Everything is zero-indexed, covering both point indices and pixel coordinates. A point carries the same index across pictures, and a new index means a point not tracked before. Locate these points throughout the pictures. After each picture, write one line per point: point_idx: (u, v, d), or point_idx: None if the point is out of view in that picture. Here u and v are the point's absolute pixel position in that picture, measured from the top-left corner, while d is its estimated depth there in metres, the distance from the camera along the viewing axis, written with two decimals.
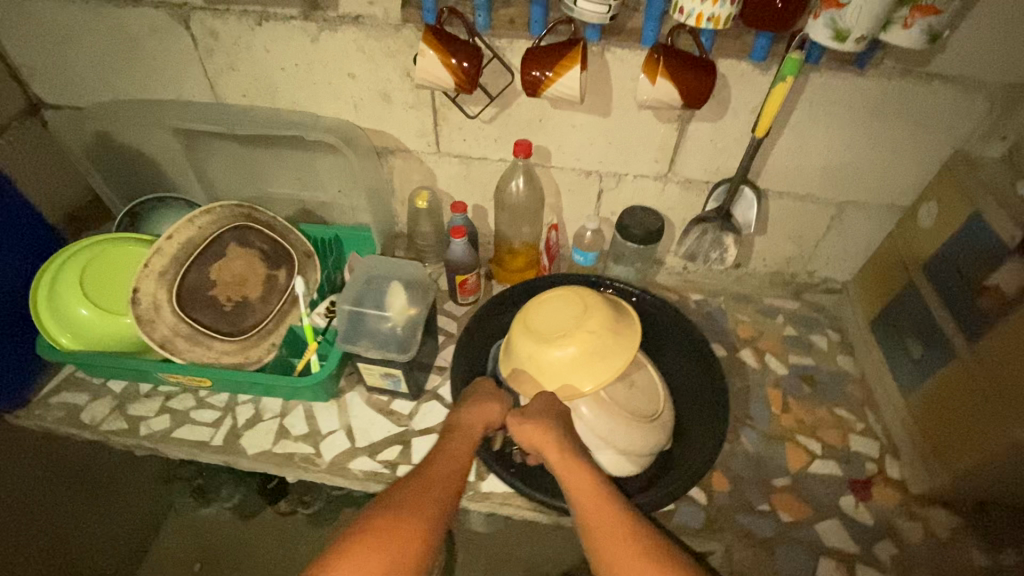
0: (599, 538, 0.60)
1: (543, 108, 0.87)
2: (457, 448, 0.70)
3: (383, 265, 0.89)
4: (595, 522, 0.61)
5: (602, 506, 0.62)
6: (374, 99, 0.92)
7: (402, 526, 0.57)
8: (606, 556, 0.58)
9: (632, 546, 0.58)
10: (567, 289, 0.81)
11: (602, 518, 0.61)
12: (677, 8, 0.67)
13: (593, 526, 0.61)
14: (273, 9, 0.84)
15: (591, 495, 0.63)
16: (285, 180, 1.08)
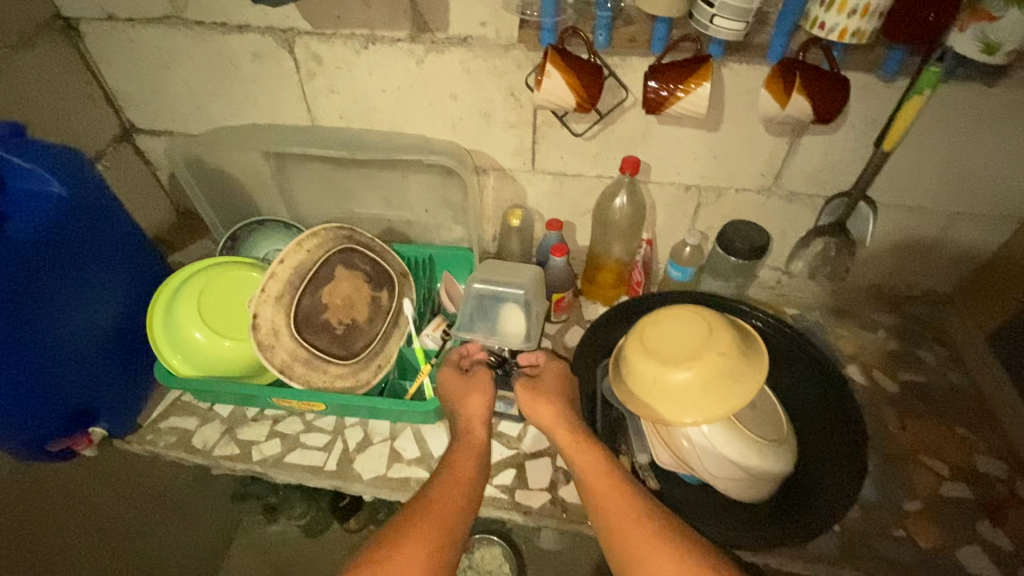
0: (612, 520, 0.63)
1: (649, 124, 0.86)
2: (454, 456, 0.70)
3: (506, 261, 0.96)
4: (608, 507, 0.64)
5: (614, 490, 0.65)
6: (474, 118, 0.91)
7: (413, 548, 0.58)
8: (623, 535, 0.61)
9: (645, 527, 0.61)
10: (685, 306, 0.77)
11: (614, 501, 0.64)
12: (814, 24, 0.66)
13: (606, 511, 0.64)
14: (381, 32, 0.84)
15: (601, 478, 0.67)
16: (372, 199, 1.08)
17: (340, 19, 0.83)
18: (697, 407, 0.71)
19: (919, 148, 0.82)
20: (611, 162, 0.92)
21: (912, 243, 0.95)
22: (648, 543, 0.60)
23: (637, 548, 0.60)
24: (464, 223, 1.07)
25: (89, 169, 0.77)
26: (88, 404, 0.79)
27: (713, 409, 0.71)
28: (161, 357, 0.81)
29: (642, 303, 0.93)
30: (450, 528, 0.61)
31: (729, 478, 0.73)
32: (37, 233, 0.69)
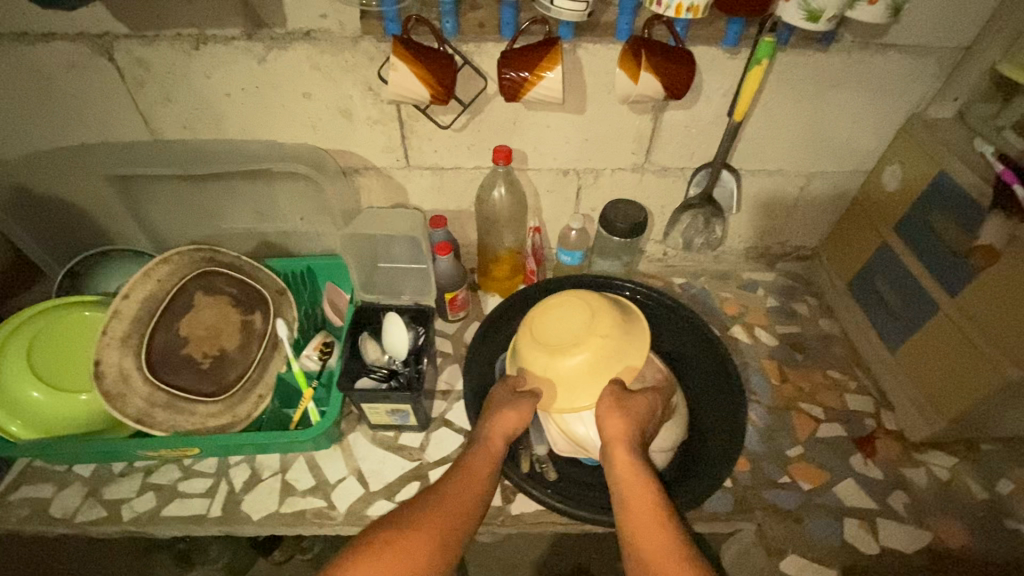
0: (641, 545, 0.58)
1: (516, 110, 0.84)
2: (477, 459, 0.68)
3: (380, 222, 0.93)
4: (640, 532, 0.59)
5: (643, 501, 0.62)
6: (335, 117, 0.85)
7: (419, 541, 0.57)
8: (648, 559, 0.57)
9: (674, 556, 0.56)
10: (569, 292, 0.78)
11: (639, 518, 0.61)
12: (652, 1, 0.66)
13: (637, 535, 0.59)
14: (212, 30, 0.75)
15: (640, 496, 0.62)
16: (241, 213, 0.99)
17: (161, 17, 0.74)
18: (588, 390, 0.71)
19: (768, 115, 0.85)
20: (486, 153, 0.90)
21: (778, 205, 1.00)
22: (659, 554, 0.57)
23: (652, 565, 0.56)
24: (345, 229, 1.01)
25: None
26: None
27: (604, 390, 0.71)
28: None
29: (535, 290, 0.92)
30: (458, 528, 0.60)
31: None
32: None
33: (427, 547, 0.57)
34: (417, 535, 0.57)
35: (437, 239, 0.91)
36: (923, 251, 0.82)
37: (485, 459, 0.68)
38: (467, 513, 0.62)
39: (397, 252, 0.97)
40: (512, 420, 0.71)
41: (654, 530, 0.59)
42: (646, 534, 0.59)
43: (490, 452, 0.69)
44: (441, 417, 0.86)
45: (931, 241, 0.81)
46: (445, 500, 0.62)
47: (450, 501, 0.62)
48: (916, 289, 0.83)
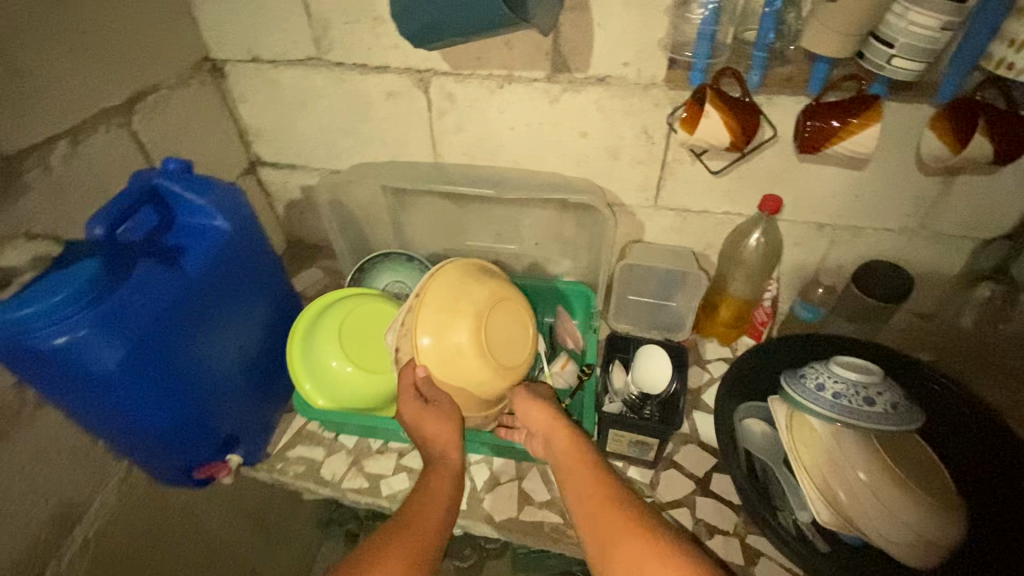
0: (597, 524, 0.62)
1: (788, 162, 0.84)
2: (436, 480, 0.70)
3: (652, 255, 0.99)
4: (595, 508, 0.63)
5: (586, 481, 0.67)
6: (602, 155, 0.92)
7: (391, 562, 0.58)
8: (611, 543, 0.59)
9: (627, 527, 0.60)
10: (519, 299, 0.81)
11: (591, 498, 0.65)
12: (1000, 65, 0.63)
13: (594, 510, 0.63)
14: (520, 72, 0.85)
15: (591, 481, 0.66)
16: (486, 232, 1.09)
17: (481, 60, 0.85)
18: (442, 370, 0.73)
19: None
20: (742, 200, 0.91)
21: None
22: (616, 528, 0.60)
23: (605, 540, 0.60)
24: (575, 257, 1.07)
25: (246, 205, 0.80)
26: (230, 433, 0.80)
27: (468, 388, 0.74)
28: (300, 377, 0.83)
29: (785, 346, 0.88)
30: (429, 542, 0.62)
31: (902, 543, 0.67)
32: (208, 267, 0.72)
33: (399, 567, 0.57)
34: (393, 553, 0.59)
35: None
36: None
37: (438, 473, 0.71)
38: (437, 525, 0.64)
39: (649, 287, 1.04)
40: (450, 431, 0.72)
41: (595, 502, 0.64)
42: (597, 510, 0.63)
43: (443, 471, 0.70)
44: (668, 457, 0.85)
45: None
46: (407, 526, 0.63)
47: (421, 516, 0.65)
48: None
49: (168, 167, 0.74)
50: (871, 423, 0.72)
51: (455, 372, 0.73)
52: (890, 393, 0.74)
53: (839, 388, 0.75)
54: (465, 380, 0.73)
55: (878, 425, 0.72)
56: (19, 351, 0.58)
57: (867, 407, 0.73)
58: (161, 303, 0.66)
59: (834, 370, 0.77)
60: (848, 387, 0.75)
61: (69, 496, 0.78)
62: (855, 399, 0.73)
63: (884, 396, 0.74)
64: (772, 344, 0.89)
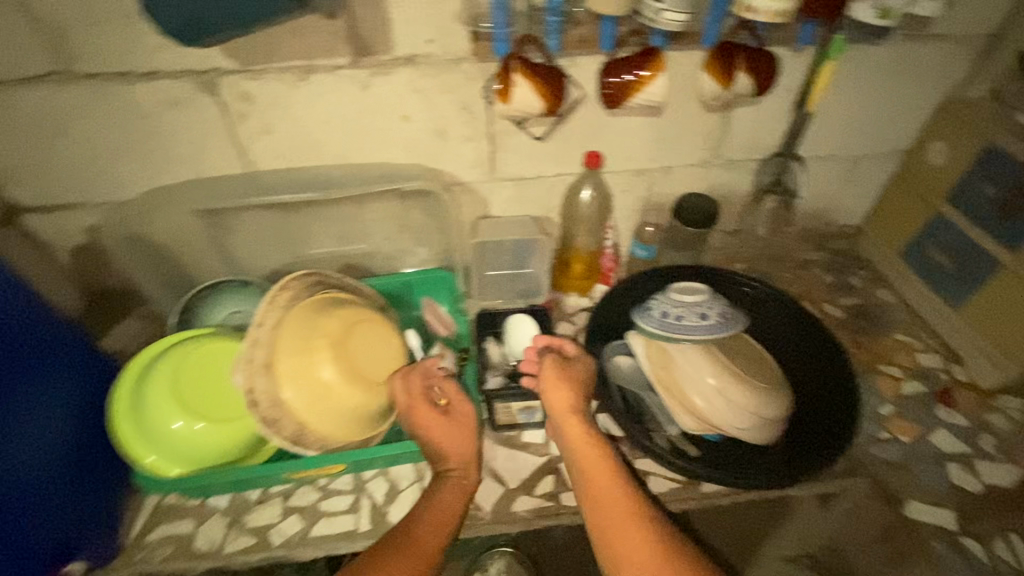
0: (605, 518, 0.64)
1: (601, 118, 0.90)
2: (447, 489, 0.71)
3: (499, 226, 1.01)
4: (604, 503, 0.65)
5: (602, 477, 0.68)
6: (429, 136, 0.89)
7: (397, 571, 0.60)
8: (620, 539, 0.62)
9: (637, 528, 0.62)
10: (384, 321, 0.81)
11: (606, 492, 0.66)
12: (744, 9, 0.73)
13: (604, 503, 0.65)
14: (320, 60, 0.79)
15: (598, 473, 0.68)
16: (328, 236, 1.02)
17: (272, 52, 0.77)
18: (313, 409, 0.71)
19: (827, 103, 0.93)
20: (570, 160, 0.95)
21: (829, 187, 1.08)
22: (628, 525, 0.63)
23: (617, 539, 0.62)
24: (428, 244, 1.05)
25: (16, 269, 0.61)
26: (62, 541, 0.67)
27: (343, 415, 0.73)
28: (115, 421, 0.71)
29: (631, 285, 0.97)
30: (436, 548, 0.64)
31: (753, 423, 0.79)
32: None
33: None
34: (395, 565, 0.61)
35: None
36: (975, 216, 0.91)
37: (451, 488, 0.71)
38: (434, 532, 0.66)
39: (503, 259, 1.04)
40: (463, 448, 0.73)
41: (607, 499, 0.65)
42: (613, 504, 0.65)
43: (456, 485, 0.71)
44: None
45: (983, 205, 0.90)
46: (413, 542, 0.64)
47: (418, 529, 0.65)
48: (975, 251, 0.92)
49: None
50: (706, 336, 0.82)
51: (328, 407, 0.72)
52: (717, 306, 0.85)
53: (678, 312, 0.85)
54: (339, 413, 0.73)
55: (710, 337, 0.82)
56: None
57: (701, 323, 0.83)
58: None
59: (673, 297, 0.87)
60: (685, 309, 0.84)
61: None
62: (692, 318, 0.83)
63: (712, 311, 0.85)
64: (622, 285, 0.96)
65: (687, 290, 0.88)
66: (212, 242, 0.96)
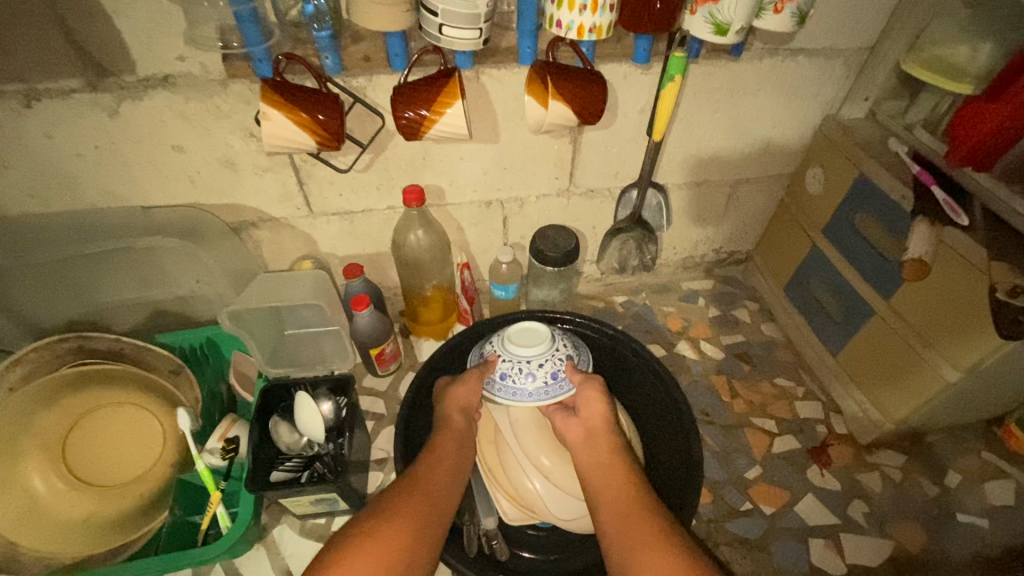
0: (619, 514, 0.56)
1: (423, 146, 0.76)
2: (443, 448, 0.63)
3: (281, 288, 0.84)
4: (623, 499, 0.57)
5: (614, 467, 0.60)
6: (217, 169, 0.75)
7: (388, 538, 0.51)
8: (629, 539, 0.53)
9: (651, 526, 0.53)
10: (135, 407, 0.69)
11: (618, 485, 0.58)
12: (552, 22, 0.61)
13: (617, 503, 0.57)
14: (42, 83, 0.63)
15: (621, 465, 0.61)
16: (126, 283, 0.85)
17: None
18: (15, 522, 0.60)
19: (689, 126, 0.82)
20: (397, 192, 0.82)
21: (709, 214, 0.98)
22: (637, 520, 0.54)
23: (634, 535, 0.53)
24: None
25: None
26: None
27: (69, 528, 0.63)
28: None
29: (472, 334, 0.82)
30: (421, 532, 0.54)
31: (582, 515, 0.66)
32: None
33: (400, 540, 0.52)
34: (391, 528, 0.52)
35: (354, 291, 0.82)
36: (851, 254, 0.81)
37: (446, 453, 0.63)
38: (437, 509, 0.57)
39: (304, 317, 0.87)
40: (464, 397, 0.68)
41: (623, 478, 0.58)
42: (617, 496, 0.57)
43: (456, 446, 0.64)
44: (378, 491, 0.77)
45: (860, 241, 0.79)
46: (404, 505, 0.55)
47: (426, 484, 0.58)
48: (852, 292, 0.82)
49: None
50: (526, 402, 0.67)
51: (43, 516, 0.62)
52: (554, 359, 0.69)
53: (505, 365, 0.69)
54: (63, 527, 0.62)
55: (533, 404, 0.68)
56: None
57: (524, 386, 0.68)
58: None
59: (505, 342, 0.70)
60: (513, 365, 0.68)
61: None
62: (516, 377, 0.68)
63: (546, 366, 0.68)
64: (467, 333, 0.82)
65: (527, 333, 0.71)
66: None
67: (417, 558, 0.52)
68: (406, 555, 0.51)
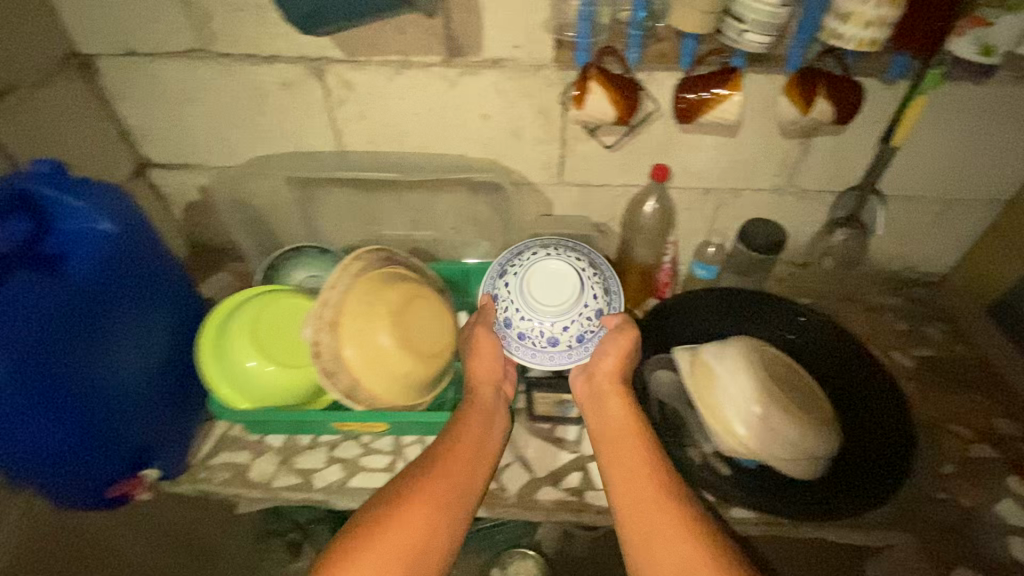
0: (636, 505, 0.65)
1: (672, 134, 0.91)
2: (467, 420, 0.74)
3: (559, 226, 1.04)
4: (636, 494, 0.65)
5: (635, 454, 0.69)
6: (504, 136, 0.95)
7: (418, 512, 0.62)
8: (648, 532, 0.62)
9: (666, 516, 0.62)
10: (436, 299, 0.86)
11: (644, 477, 0.67)
12: (831, 35, 0.72)
13: (633, 496, 0.66)
14: (415, 57, 0.86)
15: (634, 462, 0.69)
16: (401, 220, 1.11)
17: (374, 46, 0.85)
18: (366, 368, 0.78)
19: (919, 142, 0.89)
20: (636, 171, 0.97)
21: (912, 228, 1.03)
22: (658, 510, 0.63)
23: (652, 528, 0.62)
24: (491, 238, 1.12)
25: (104, 223, 0.70)
26: (142, 444, 0.76)
27: (396, 379, 0.79)
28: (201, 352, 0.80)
29: (688, 302, 0.95)
30: (450, 513, 0.64)
31: (791, 458, 0.78)
32: (22, 320, 0.61)
33: (426, 510, 0.62)
34: (416, 505, 0.62)
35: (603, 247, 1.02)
36: None
37: (467, 424, 0.74)
38: (466, 474, 0.68)
39: None
40: (489, 370, 0.80)
41: (645, 472, 0.67)
42: (644, 484, 0.66)
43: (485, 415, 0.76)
44: None
45: None
46: (429, 482, 0.65)
47: (456, 456, 0.69)
48: None
49: (39, 169, 0.68)
50: (557, 364, 0.80)
51: (382, 369, 0.79)
52: (577, 318, 0.79)
53: (526, 326, 0.79)
54: (391, 378, 0.79)
55: (561, 364, 0.80)
56: None
57: (551, 348, 0.80)
58: (28, 333, 0.62)
59: (524, 302, 0.79)
60: (535, 331, 0.79)
61: None
62: (538, 341, 0.79)
63: (569, 328, 0.79)
64: (685, 299, 0.95)
65: (549, 285, 0.79)
66: (296, 209, 1.08)
67: (444, 530, 0.62)
68: (436, 526, 0.62)
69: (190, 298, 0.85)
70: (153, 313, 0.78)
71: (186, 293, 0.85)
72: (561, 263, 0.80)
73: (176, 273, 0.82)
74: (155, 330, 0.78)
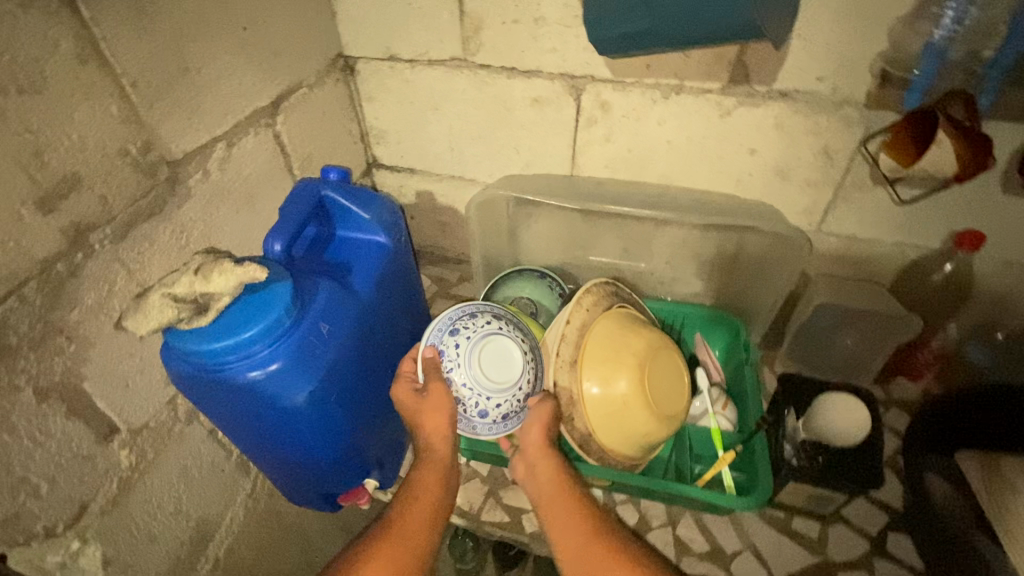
0: None
1: (990, 196, 0.75)
2: (423, 471, 0.64)
3: (843, 291, 0.88)
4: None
5: (566, 508, 0.61)
6: (768, 175, 0.83)
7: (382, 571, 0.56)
8: None
9: None
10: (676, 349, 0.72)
11: (594, 556, 0.57)
12: None
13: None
14: (691, 82, 0.77)
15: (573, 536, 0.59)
16: (612, 245, 0.97)
17: (649, 69, 0.78)
18: (601, 420, 0.67)
19: None
20: (924, 232, 0.81)
21: None
22: None
23: None
24: (708, 278, 0.96)
25: (387, 235, 0.69)
26: (379, 455, 0.74)
27: (631, 435, 0.68)
28: None
29: (979, 395, 0.78)
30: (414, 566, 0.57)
31: None
32: (332, 327, 0.58)
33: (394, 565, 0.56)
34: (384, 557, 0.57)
35: (891, 326, 0.87)
36: None
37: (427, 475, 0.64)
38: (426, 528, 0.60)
39: (823, 324, 0.91)
40: (438, 427, 0.64)
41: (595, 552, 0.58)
42: (575, 542, 0.59)
43: (431, 471, 0.64)
44: (836, 511, 0.78)
45: None
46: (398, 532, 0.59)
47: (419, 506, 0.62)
48: None
49: (329, 176, 0.69)
50: (473, 431, 0.67)
51: (619, 422, 0.67)
52: (513, 400, 0.67)
53: (464, 393, 0.65)
54: (627, 434, 0.67)
55: (477, 433, 0.68)
56: (212, 382, 0.52)
57: (477, 419, 0.67)
58: (339, 336, 0.59)
59: (470, 368, 0.65)
60: (470, 397, 0.66)
61: (205, 514, 0.74)
62: (469, 409, 0.66)
63: (503, 407, 0.66)
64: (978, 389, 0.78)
65: (497, 359, 0.66)
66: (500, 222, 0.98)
67: None
68: None
69: (422, 312, 0.84)
70: (403, 325, 0.76)
71: (421, 307, 0.83)
72: (515, 345, 0.67)
73: (418, 284, 0.81)
74: (403, 341, 0.76)
